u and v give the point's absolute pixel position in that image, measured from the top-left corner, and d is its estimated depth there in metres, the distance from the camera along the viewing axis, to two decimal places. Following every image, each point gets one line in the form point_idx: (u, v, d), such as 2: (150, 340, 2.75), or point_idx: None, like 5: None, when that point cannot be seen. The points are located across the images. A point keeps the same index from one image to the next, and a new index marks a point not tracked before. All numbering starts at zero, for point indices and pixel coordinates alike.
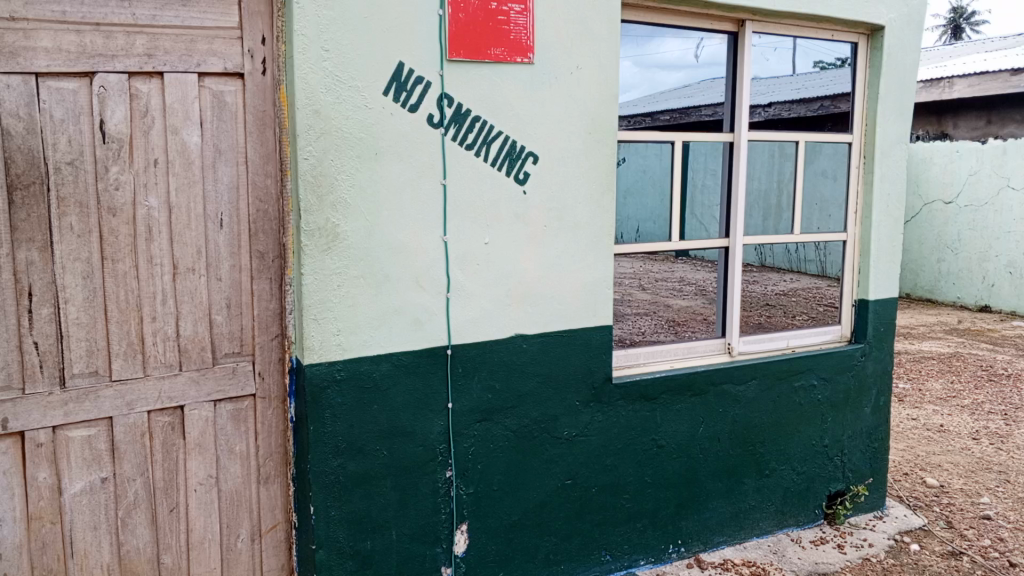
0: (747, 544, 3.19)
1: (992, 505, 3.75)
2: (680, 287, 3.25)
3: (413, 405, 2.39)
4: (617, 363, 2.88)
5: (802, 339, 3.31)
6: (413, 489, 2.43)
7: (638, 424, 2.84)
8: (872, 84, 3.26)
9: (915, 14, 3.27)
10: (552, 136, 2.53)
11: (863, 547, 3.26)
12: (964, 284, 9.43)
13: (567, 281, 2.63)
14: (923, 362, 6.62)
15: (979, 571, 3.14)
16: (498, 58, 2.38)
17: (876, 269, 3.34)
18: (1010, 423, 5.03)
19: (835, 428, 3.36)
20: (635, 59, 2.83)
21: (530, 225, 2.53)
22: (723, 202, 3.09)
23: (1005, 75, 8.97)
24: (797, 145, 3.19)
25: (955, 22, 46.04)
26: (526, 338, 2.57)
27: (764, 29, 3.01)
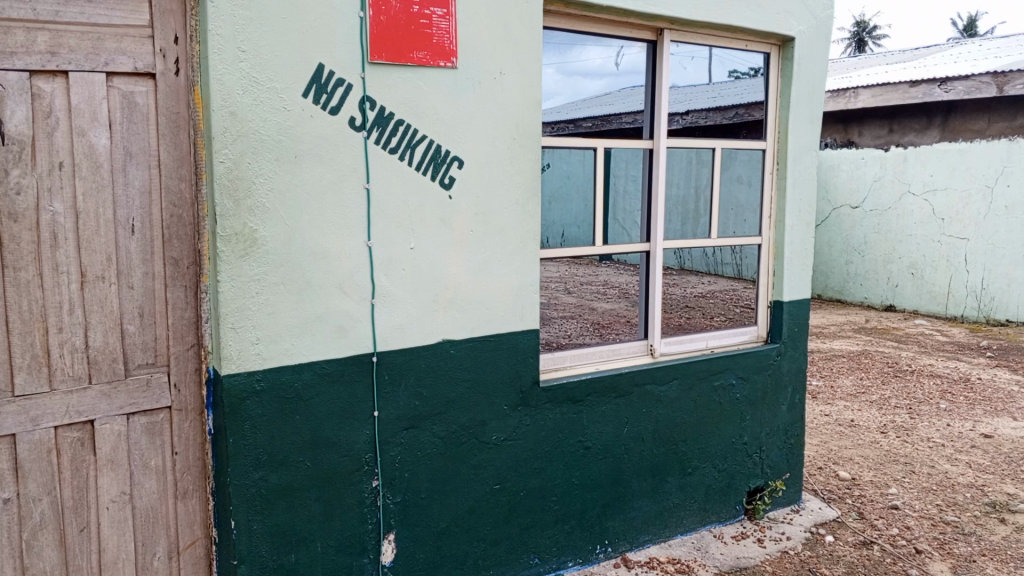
0: (672, 542, 3.26)
1: (900, 496, 3.94)
2: (604, 290, 3.31)
3: (337, 414, 2.35)
4: (544, 366, 2.90)
5: (721, 340, 3.40)
6: (338, 499, 2.38)
7: (565, 426, 2.86)
8: (784, 93, 3.38)
9: (822, 27, 3.41)
10: (477, 141, 2.53)
11: (781, 541, 3.37)
12: (870, 285, 9.90)
13: (493, 285, 2.63)
14: (834, 360, 6.91)
15: (888, 558, 3.29)
16: (420, 62, 2.37)
17: (790, 271, 3.47)
18: (914, 416, 5.30)
19: (754, 425, 3.47)
20: (557, 66, 2.86)
21: (455, 229, 2.52)
22: (644, 209, 3.14)
23: (905, 87, 9.46)
24: (713, 152, 3.27)
25: (859, 36, 48.41)
26: (453, 343, 2.56)
27: (682, 38, 3.09)
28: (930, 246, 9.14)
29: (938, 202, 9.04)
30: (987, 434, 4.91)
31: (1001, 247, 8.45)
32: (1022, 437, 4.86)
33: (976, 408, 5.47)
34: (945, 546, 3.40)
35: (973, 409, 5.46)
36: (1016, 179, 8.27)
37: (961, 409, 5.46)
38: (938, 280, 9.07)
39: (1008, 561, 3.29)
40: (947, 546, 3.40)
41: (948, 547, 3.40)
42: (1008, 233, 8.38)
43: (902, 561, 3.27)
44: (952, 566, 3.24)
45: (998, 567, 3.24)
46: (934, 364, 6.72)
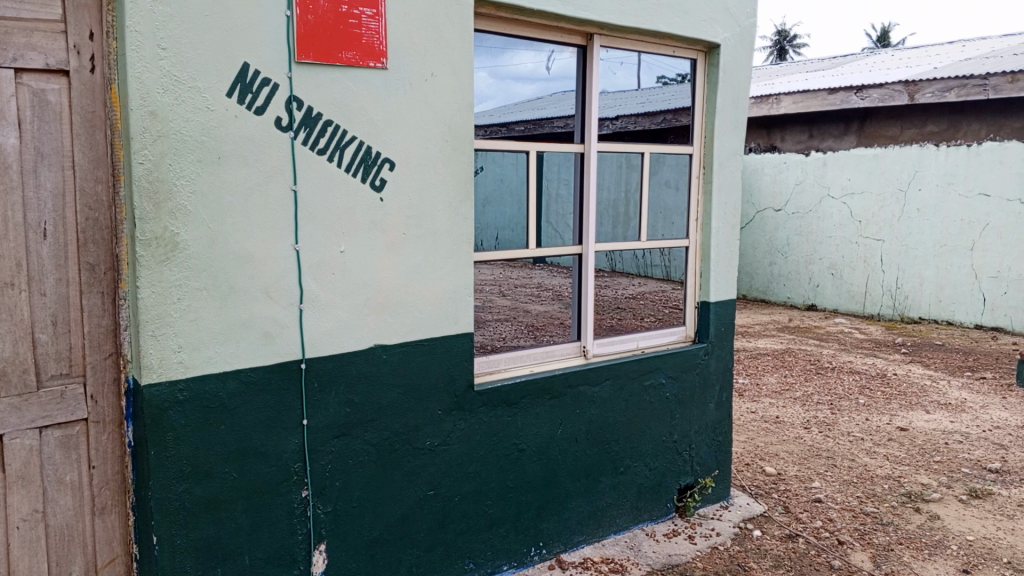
0: (605, 541, 3.29)
1: (823, 489, 4.08)
2: (538, 292, 3.27)
3: (264, 423, 2.28)
4: (479, 369, 2.89)
5: (651, 340, 3.46)
6: (267, 510, 2.32)
7: (499, 430, 2.86)
8: (710, 99, 3.46)
9: (746, 35, 3.51)
10: (408, 143, 2.50)
11: (710, 537, 3.45)
12: (793, 285, 10.25)
13: (426, 289, 2.61)
14: (759, 358, 7.12)
15: (812, 550, 3.40)
16: (349, 62, 2.33)
17: (716, 273, 3.55)
18: (835, 412, 5.50)
19: (683, 424, 3.53)
20: (490, 70, 2.85)
21: (386, 232, 2.48)
22: (577, 211, 3.16)
23: (823, 94, 9.83)
24: (642, 156, 3.34)
25: (780, 44, 50.18)
26: (386, 349, 2.52)
27: (611, 44, 3.13)
28: (849, 248, 9.51)
29: (855, 205, 9.41)
30: (903, 427, 5.13)
31: (914, 248, 8.85)
32: (934, 429, 5.09)
33: (892, 402, 5.71)
34: (865, 537, 3.53)
35: (889, 403, 5.71)
36: (927, 183, 8.68)
37: (878, 403, 5.69)
38: (856, 279, 9.45)
39: (923, 549, 3.43)
40: (867, 537, 3.53)
41: (868, 537, 3.53)
42: (920, 235, 8.79)
43: (825, 552, 3.38)
44: (872, 556, 3.36)
45: (914, 554, 3.38)
46: (853, 361, 6.99)
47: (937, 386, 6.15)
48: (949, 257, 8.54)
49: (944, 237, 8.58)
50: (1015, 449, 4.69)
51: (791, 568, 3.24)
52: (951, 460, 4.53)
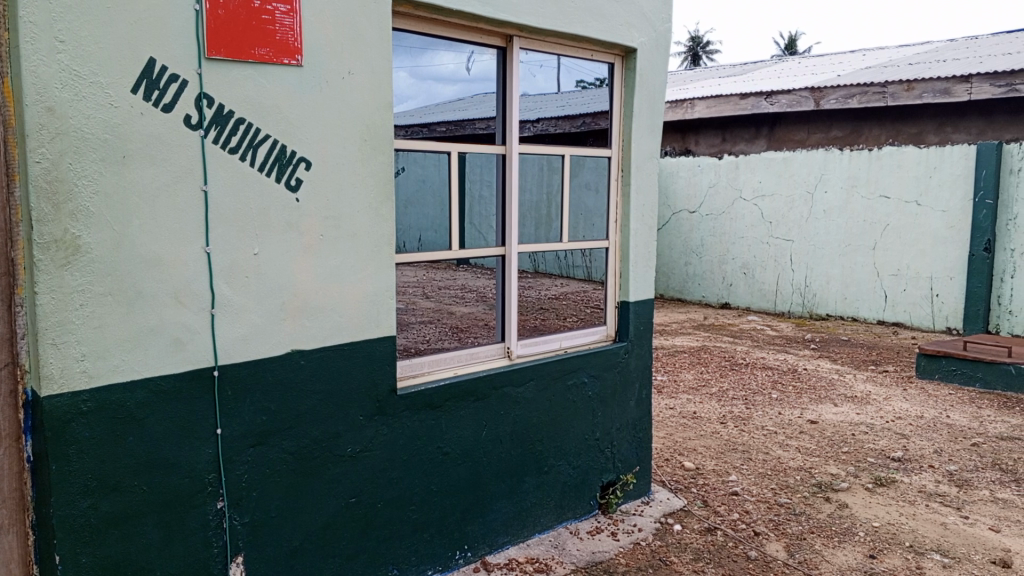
0: (530, 541, 3.30)
1: (739, 482, 4.20)
2: (462, 295, 3.29)
3: (175, 434, 2.19)
4: (402, 373, 2.84)
5: (573, 340, 3.49)
6: (179, 524, 2.22)
7: (423, 434, 2.83)
8: (627, 102, 3.52)
9: (662, 39, 3.58)
10: (324, 142, 2.45)
11: (632, 533, 3.50)
12: (708, 284, 10.54)
13: (345, 292, 2.55)
14: (677, 356, 7.31)
15: (730, 542, 3.49)
16: (262, 58, 2.26)
17: (635, 273, 3.61)
18: (749, 406, 5.69)
19: (605, 421, 3.58)
20: (410, 70, 2.82)
21: (303, 234, 2.42)
22: (500, 212, 3.15)
23: (735, 99, 10.15)
24: (563, 158, 3.39)
25: (693, 50, 51.72)
26: (304, 354, 2.46)
27: (530, 46, 3.14)
28: (760, 247, 9.86)
29: (765, 206, 9.75)
30: (813, 420, 5.35)
31: (821, 247, 9.24)
32: (842, 421, 5.33)
33: (802, 396, 5.95)
34: (779, 527, 3.66)
35: (800, 397, 5.94)
36: (832, 185, 9.07)
37: (790, 397, 5.91)
38: (768, 278, 9.80)
39: (833, 536, 3.58)
40: (781, 527, 3.66)
41: (782, 527, 3.66)
42: (826, 235, 9.18)
43: (742, 544, 3.48)
44: (786, 545, 3.48)
45: (824, 542, 3.52)
46: (765, 357, 7.25)
47: (844, 379, 6.43)
48: (853, 256, 8.95)
49: (848, 237, 8.99)
50: (914, 438, 4.95)
51: (710, 561, 3.32)
52: (858, 450, 4.75)
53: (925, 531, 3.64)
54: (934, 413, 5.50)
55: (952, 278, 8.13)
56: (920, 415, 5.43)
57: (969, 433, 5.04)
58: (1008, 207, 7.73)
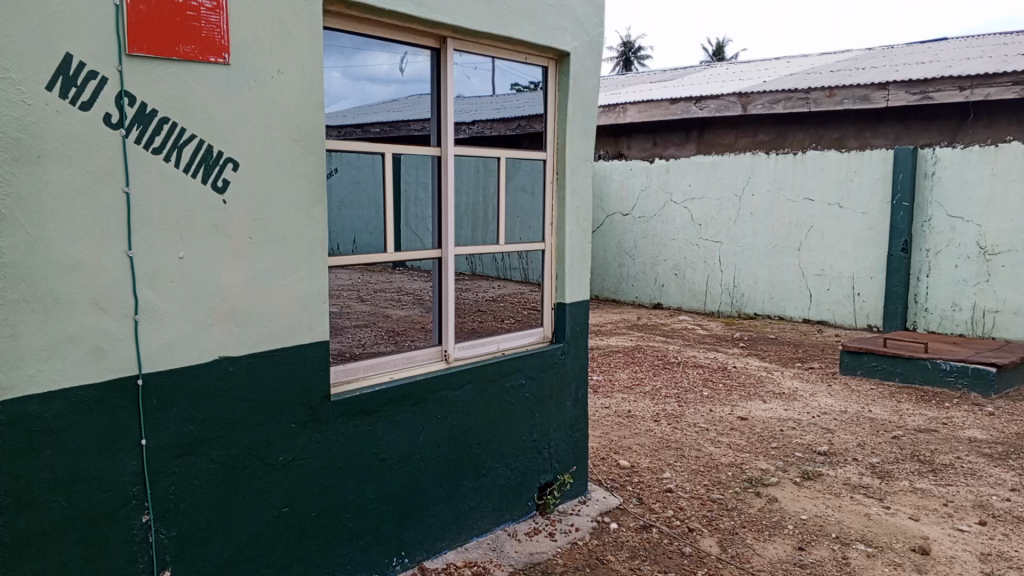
0: (468, 545, 3.28)
1: (673, 479, 4.27)
2: (398, 297, 3.28)
3: (96, 446, 2.09)
4: (336, 379, 2.78)
5: (510, 342, 3.47)
6: (101, 541, 2.12)
7: (358, 441, 2.78)
8: (562, 105, 3.54)
9: (594, 44, 3.62)
10: (253, 142, 2.38)
11: (570, 533, 3.52)
12: (641, 285, 10.71)
13: (275, 296, 2.49)
14: (611, 356, 7.39)
15: (665, 539, 3.55)
16: (187, 57, 2.19)
17: (570, 275, 3.64)
18: (681, 404, 5.79)
19: (542, 422, 3.59)
20: (343, 70, 2.78)
21: (230, 237, 2.35)
22: (436, 215, 3.11)
23: (665, 104, 10.36)
24: (499, 161, 3.41)
25: (624, 56, 52.65)
26: (233, 361, 2.39)
27: (465, 48, 3.12)
28: (691, 249, 10.06)
29: (696, 209, 9.95)
30: (743, 416, 5.48)
31: (748, 248, 9.49)
32: (770, 417, 5.48)
33: (732, 393, 6.10)
34: (712, 523, 3.73)
35: (730, 394, 6.08)
36: (759, 188, 9.33)
37: (721, 395, 6.05)
38: (698, 279, 10.02)
39: (764, 530, 3.67)
40: (714, 522, 3.74)
41: (714, 523, 3.73)
42: (753, 237, 9.44)
43: (677, 540, 3.54)
44: (719, 540, 3.56)
45: (755, 536, 3.61)
46: (696, 355, 7.40)
47: (772, 376, 6.62)
48: (779, 257, 9.23)
49: (774, 238, 9.26)
50: (839, 433, 5.13)
51: (646, 558, 3.36)
52: (786, 445, 4.89)
53: (850, 522, 3.77)
54: (857, 407, 5.71)
55: (871, 277, 8.46)
56: (844, 410, 5.63)
57: (890, 426, 5.25)
58: (923, 209, 8.09)
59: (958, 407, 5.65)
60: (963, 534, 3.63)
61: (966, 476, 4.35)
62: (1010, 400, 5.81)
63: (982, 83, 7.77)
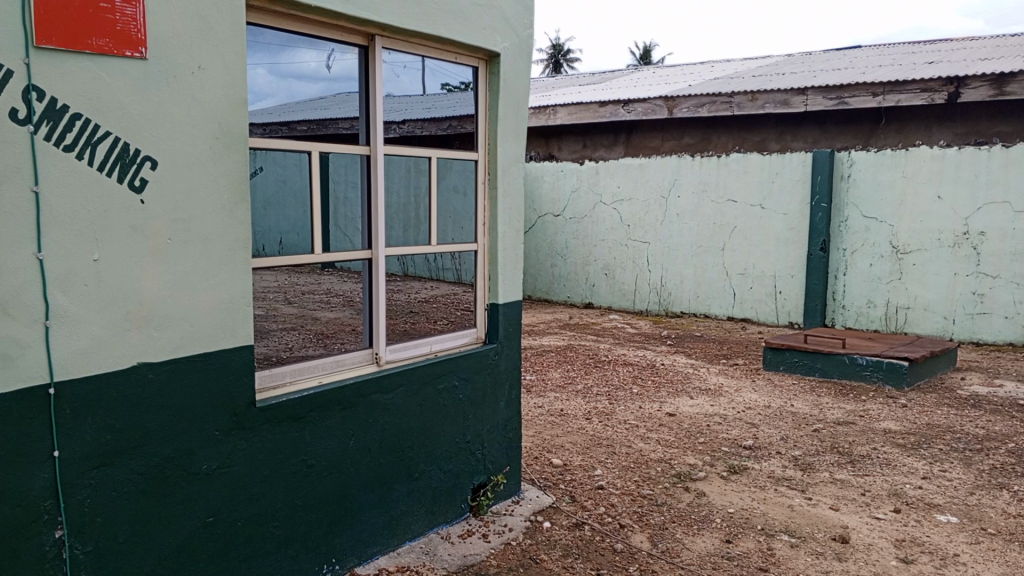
0: (401, 550, 3.24)
1: (604, 475, 4.32)
2: (328, 299, 3.21)
3: (4, 459, 1.98)
4: (261, 384, 2.70)
5: (443, 344, 3.45)
6: (10, 559, 2.02)
7: (285, 447, 2.71)
8: (492, 106, 3.53)
9: (523, 45, 3.63)
10: (172, 141, 2.30)
11: (503, 533, 3.53)
12: (572, 285, 10.81)
13: (196, 299, 2.41)
14: (544, 355, 7.44)
15: (597, 536, 3.58)
16: (100, 49, 2.10)
17: (503, 275, 3.63)
18: (612, 401, 5.88)
19: (475, 424, 3.58)
20: (268, 67, 2.72)
21: (149, 239, 2.26)
22: (365, 215, 3.07)
23: (594, 107, 10.49)
24: (430, 161, 3.38)
25: (554, 58, 53.19)
26: (152, 368, 2.30)
27: (393, 46, 3.08)
28: (620, 249, 10.20)
29: (625, 210, 10.10)
30: (671, 412, 5.59)
31: (675, 249, 9.68)
32: (698, 413, 5.61)
33: (661, 390, 6.21)
34: (643, 518, 3.79)
35: (659, 391, 6.20)
36: (685, 190, 9.53)
37: (650, 392, 6.16)
38: (628, 278, 10.17)
39: (693, 524, 3.75)
40: (644, 518, 3.80)
41: (645, 518, 3.79)
42: (680, 237, 9.64)
43: (608, 537, 3.58)
44: (650, 535, 3.62)
45: (684, 530, 3.68)
46: (626, 353, 7.52)
47: (698, 373, 6.78)
48: (705, 256, 9.44)
49: (699, 238, 9.47)
50: (763, 427, 5.28)
51: (578, 556, 3.39)
52: (713, 440, 5.00)
53: (775, 513, 3.89)
54: (780, 402, 5.89)
55: (792, 276, 8.75)
56: (767, 405, 5.81)
57: (811, 420, 5.44)
58: (840, 210, 8.42)
59: (874, 400, 5.90)
60: (880, 522, 3.79)
61: (882, 466, 4.54)
62: (921, 392, 6.10)
63: (894, 89, 8.14)
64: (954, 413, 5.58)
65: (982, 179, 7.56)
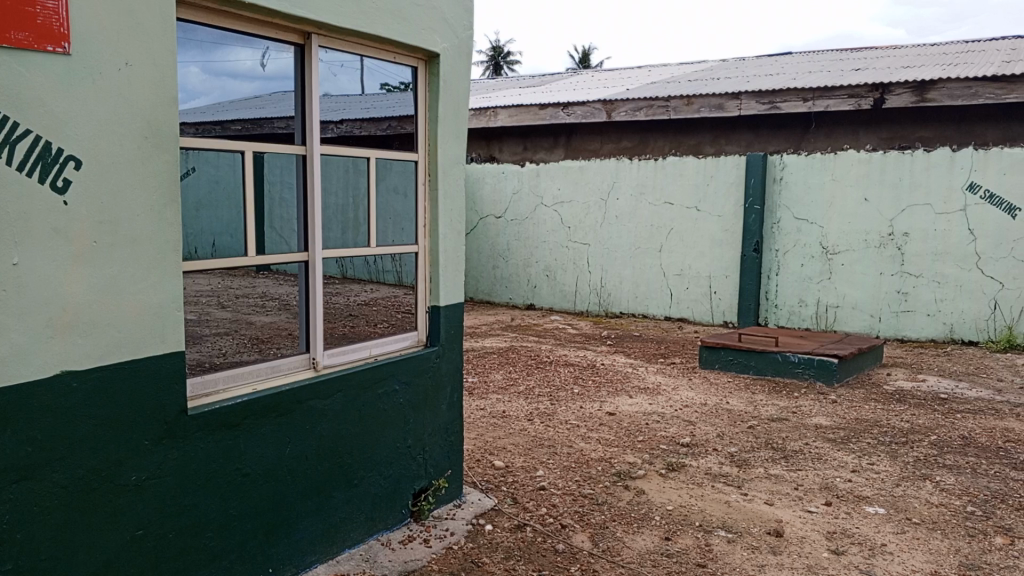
0: (339, 558, 3.19)
1: (546, 476, 4.34)
2: (261, 303, 3.17)
3: None
4: (193, 392, 2.63)
5: (383, 347, 3.41)
6: None
7: (219, 456, 2.64)
8: (432, 107, 3.51)
9: (463, 46, 3.62)
10: (97, 140, 2.21)
11: (445, 537, 3.50)
12: (514, 286, 10.83)
13: (124, 304, 2.32)
14: (486, 357, 7.43)
15: (539, 537, 3.59)
16: (20, 44, 2.01)
17: (444, 277, 3.61)
18: (554, 402, 5.91)
19: (416, 428, 3.55)
20: (201, 65, 2.64)
21: (73, 242, 2.17)
22: (302, 217, 3.01)
23: (534, 109, 10.54)
24: (369, 161, 3.36)
25: (493, 60, 53.26)
26: (77, 375, 2.20)
27: (330, 44, 3.03)
28: (561, 251, 10.28)
29: (565, 212, 10.18)
30: (611, 412, 5.65)
31: (614, 251, 9.79)
32: (637, 412, 5.68)
33: (601, 390, 6.28)
34: (584, 518, 3.82)
35: (599, 391, 6.26)
36: (623, 192, 9.66)
37: (590, 391, 6.22)
38: (568, 280, 10.25)
39: (633, 522, 3.79)
40: (585, 518, 3.83)
41: (586, 518, 3.82)
42: (619, 238, 9.75)
43: (550, 538, 3.59)
44: (591, 535, 3.65)
45: (624, 529, 3.73)
46: (568, 354, 7.57)
47: (638, 372, 6.87)
48: (643, 258, 9.58)
49: (638, 240, 9.60)
50: (699, 425, 5.38)
51: (520, 558, 3.39)
52: (652, 438, 5.08)
53: (712, 510, 3.96)
54: (716, 399, 6.01)
55: (726, 277, 8.95)
56: (704, 403, 5.92)
57: (746, 417, 5.56)
58: (772, 212, 8.65)
59: (806, 396, 6.08)
60: (812, 515, 3.90)
61: (813, 461, 4.67)
62: (850, 388, 6.30)
63: (822, 95, 8.42)
64: (881, 407, 5.79)
65: (906, 183, 7.87)
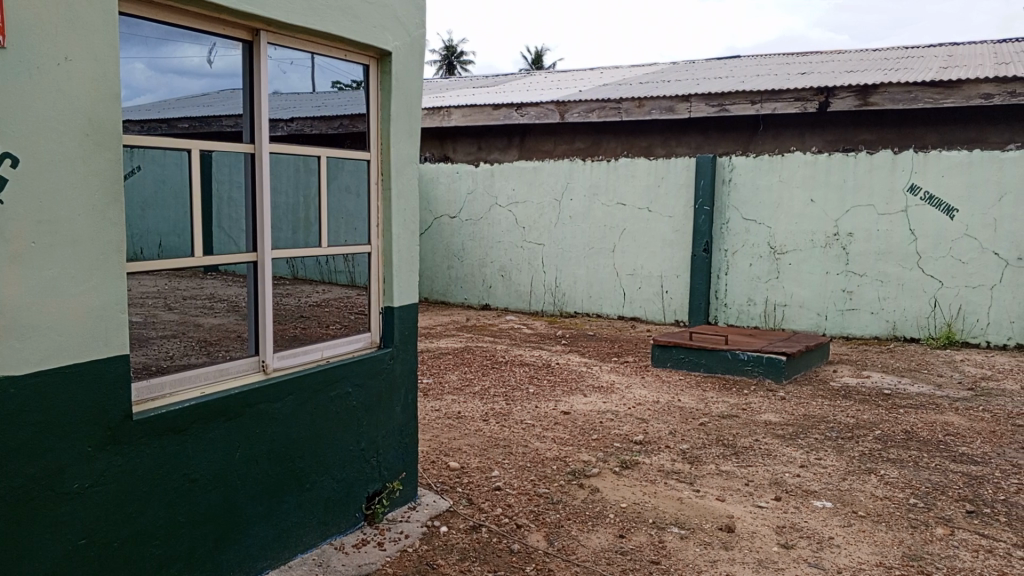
0: (291, 563, 3.14)
1: (501, 477, 4.33)
2: (210, 305, 3.08)
3: None
4: (138, 396, 2.56)
5: (335, 349, 3.37)
6: None
7: (166, 462, 2.57)
8: (384, 106, 3.48)
9: (415, 44, 3.60)
10: (35, 136, 2.13)
11: (399, 540, 3.48)
12: (469, 286, 10.81)
13: (65, 306, 2.25)
14: (441, 357, 7.40)
15: (494, 537, 3.59)
16: None
17: (398, 277, 3.58)
18: (509, 402, 5.91)
19: (370, 430, 3.51)
20: (147, 62, 2.60)
21: (9, 242, 2.09)
22: (250, 216, 2.95)
23: (488, 109, 10.53)
24: (320, 159, 3.30)
25: (446, 60, 53.10)
26: (15, 380, 2.13)
27: (280, 41, 2.98)
28: (515, 251, 10.29)
29: (519, 213, 10.20)
30: (565, 411, 5.68)
31: (568, 251, 9.84)
32: (591, 410, 5.71)
33: (556, 389, 6.30)
34: (539, 518, 3.82)
35: (554, 390, 6.29)
36: (576, 193, 9.72)
37: (545, 391, 6.23)
38: (523, 280, 10.27)
39: (587, 521, 3.82)
40: (540, 517, 3.84)
41: (541, 517, 3.83)
42: (572, 239, 9.81)
43: (505, 538, 3.59)
44: (546, 534, 3.65)
45: (579, 527, 3.75)
46: (523, 354, 7.58)
47: (592, 371, 6.92)
48: (596, 258, 9.64)
49: (591, 240, 9.67)
50: (652, 422, 5.44)
51: (475, 559, 3.38)
52: (606, 437, 5.11)
53: (665, 506, 4.01)
54: (668, 397, 6.09)
55: (678, 276, 9.07)
56: (657, 401, 5.99)
57: (698, 414, 5.64)
58: (722, 213, 8.79)
59: (755, 393, 6.19)
60: (762, 510, 3.97)
61: (763, 457, 4.76)
62: (797, 385, 6.44)
63: (770, 98, 8.57)
64: (827, 403, 5.93)
65: (850, 184, 8.08)
